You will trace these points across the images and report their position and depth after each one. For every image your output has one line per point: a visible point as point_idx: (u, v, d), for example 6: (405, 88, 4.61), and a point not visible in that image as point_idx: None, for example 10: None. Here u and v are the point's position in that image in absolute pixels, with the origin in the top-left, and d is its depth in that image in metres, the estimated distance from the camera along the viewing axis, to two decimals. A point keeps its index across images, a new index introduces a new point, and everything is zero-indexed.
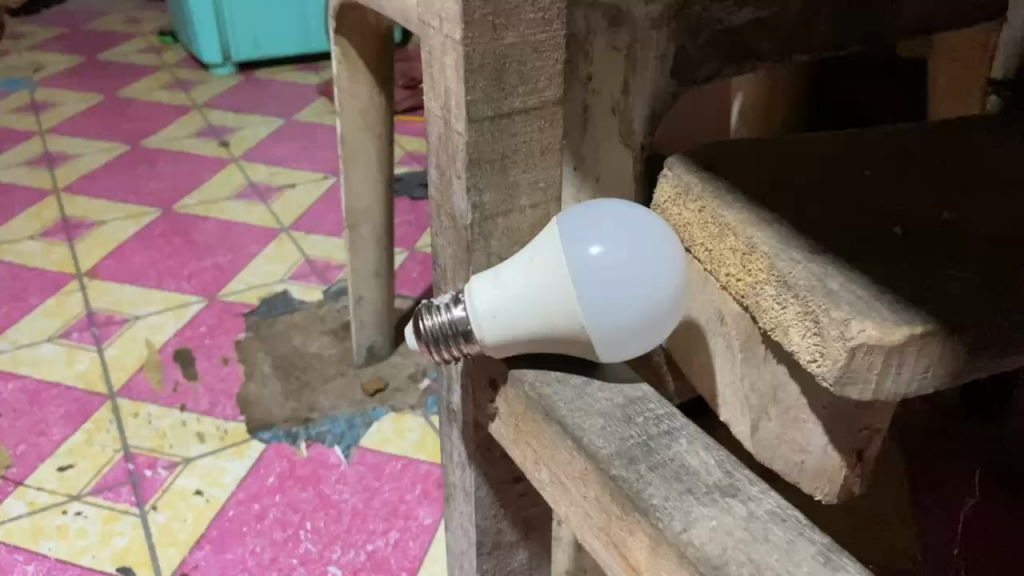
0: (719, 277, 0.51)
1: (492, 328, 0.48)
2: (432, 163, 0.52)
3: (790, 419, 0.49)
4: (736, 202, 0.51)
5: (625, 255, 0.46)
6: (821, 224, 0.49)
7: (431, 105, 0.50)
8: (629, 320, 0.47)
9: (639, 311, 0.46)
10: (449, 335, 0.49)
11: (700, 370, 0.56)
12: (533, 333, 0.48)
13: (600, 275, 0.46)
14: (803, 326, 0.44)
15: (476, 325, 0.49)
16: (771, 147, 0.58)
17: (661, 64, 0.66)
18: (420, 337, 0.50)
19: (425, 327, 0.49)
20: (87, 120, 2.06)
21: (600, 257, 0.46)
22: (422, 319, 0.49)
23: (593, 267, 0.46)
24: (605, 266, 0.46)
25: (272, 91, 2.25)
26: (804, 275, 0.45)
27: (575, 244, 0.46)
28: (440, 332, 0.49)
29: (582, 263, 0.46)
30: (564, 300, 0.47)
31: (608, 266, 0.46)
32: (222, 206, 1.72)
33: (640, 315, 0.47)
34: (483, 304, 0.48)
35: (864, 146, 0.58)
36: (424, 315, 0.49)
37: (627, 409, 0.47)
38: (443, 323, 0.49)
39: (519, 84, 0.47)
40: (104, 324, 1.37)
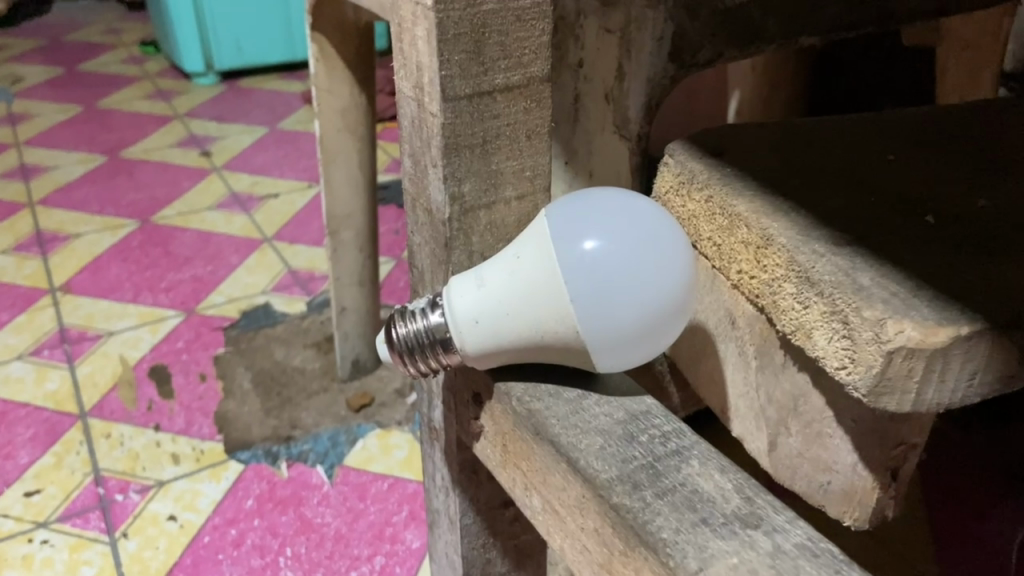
0: (730, 275, 0.45)
1: (474, 335, 0.42)
2: (405, 151, 0.46)
3: (813, 434, 0.43)
4: (747, 190, 0.45)
5: (624, 250, 0.40)
6: (842, 213, 0.44)
7: (402, 84, 0.45)
8: (631, 324, 0.41)
9: (641, 313, 0.41)
10: (425, 344, 0.43)
11: (709, 381, 0.51)
12: (521, 340, 0.43)
13: (597, 273, 0.40)
14: (829, 328, 0.39)
15: (456, 333, 0.43)
16: (783, 131, 0.52)
17: (659, 46, 0.60)
18: (392, 347, 0.44)
19: (398, 335, 0.43)
20: (65, 131, 2.00)
21: (595, 252, 0.40)
22: (394, 327, 0.44)
23: (588, 264, 0.40)
24: (601, 262, 0.40)
25: (255, 99, 2.19)
26: (829, 268, 0.39)
27: (567, 238, 0.40)
28: (414, 341, 0.43)
29: (576, 259, 0.40)
30: (555, 301, 0.41)
31: (605, 262, 0.40)
32: (203, 216, 1.66)
33: (642, 319, 0.41)
34: (465, 308, 0.42)
35: (885, 130, 0.52)
36: (397, 322, 0.44)
37: (629, 426, 0.41)
38: (418, 330, 0.43)
39: (500, 57, 0.41)
40: (77, 340, 1.30)
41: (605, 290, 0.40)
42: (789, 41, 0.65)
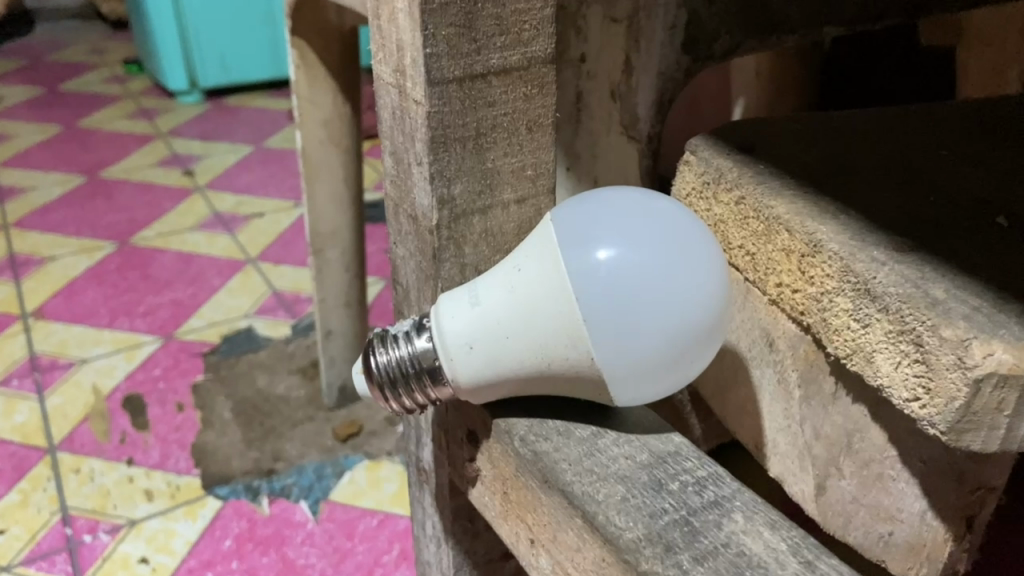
0: (767, 289, 0.39)
1: (466, 363, 0.36)
2: (386, 149, 0.40)
3: (872, 476, 0.36)
4: (784, 188, 0.38)
5: (646, 261, 0.33)
6: (899, 216, 0.37)
7: (380, 69, 0.38)
8: (657, 351, 0.34)
9: (668, 337, 0.34)
10: (409, 375, 0.37)
11: (738, 413, 0.44)
12: (524, 368, 0.36)
13: (613, 288, 0.33)
14: (895, 350, 0.32)
15: (447, 362, 0.36)
16: (819, 123, 0.45)
17: (670, 35, 0.55)
18: (371, 379, 0.37)
19: (377, 365, 0.37)
20: (44, 151, 1.93)
21: (612, 263, 0.33)
22: (373, 356, 0.37)
23: (602, 277, 0.33)
24: (618, 275, 0.33)
25: (241, 117, 2.13)
26: (895, 278, 0.33)
27: (578, 247, 0.34)
28: (396, 372, 0.37)
29: (588, 271, 0.33)
30: (564, 323, 0.34)
31: (623, 275, 0.33)
32: (184, 237, 1.59)
33: (669, 344, 0.34)
34: (456, 331, 0.36)
35: (936, 122, 0.46)
36: (376, 349, 0.37)
37: (655, 471, 0.34)
38: (401, 359, 0.36)
39: (495, 33, 0.35)
40: (47, 368, 1.23)
41: (624, 308, 0.33)
42: (814, 32, 0.59)
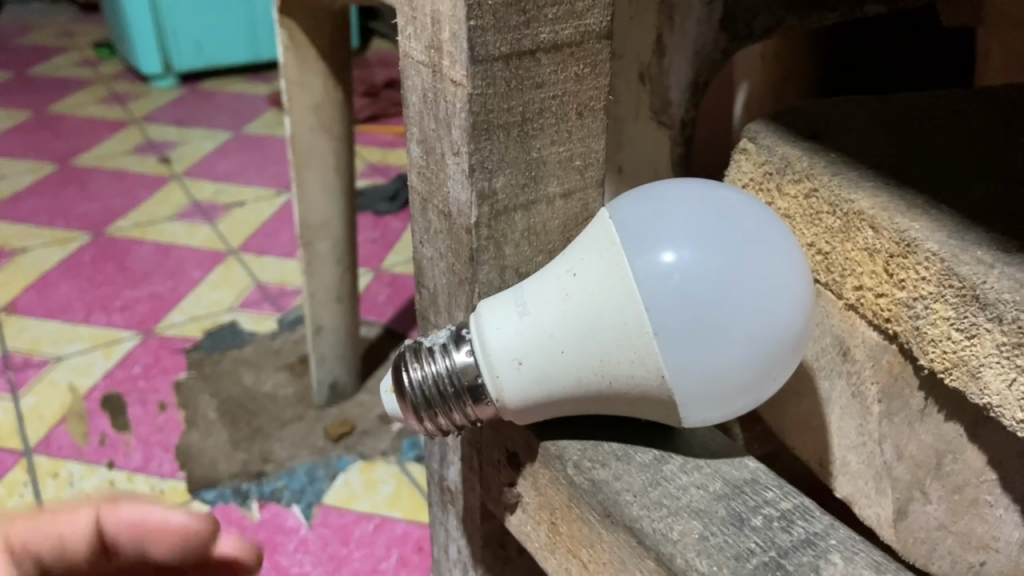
0: (847, 292, 0.35)
1: (516, 380, 0.31)
2: (413, 137, 0.35)
3: (965, 502, 0.33)
4: (862, 179, 0.34)
5: (724, 266, 0.29)
6: (993, 210, 0.33)
7: (409, 46, 0.33)
8: (736, 368, 0.30)
9: (749, 353, 0.30)
10: (448, 394, 0.32)
11: (801, 427, 0.40)
12: (583, 385, 0.32)
13: (688, 296, 0.29)
14: (1008, 365, 0.28)
15: (492, 380, 0.32)
16: (883, 105, 0.41)
17: (709, 11, 0.50)
18: (404, 400, 0.32)
19: (411, 384, 0.32)
20: (12, 138, 1.85)
21: (685, 267, 0.29)
22: (406, 372, 0.32)
23: (673, 285, 0.29)
24: (692, 282, 0.29)
25: (219, 102, 2.05)
26: (1006, 282, 0.29)
27: (646, 249, 0.30)
28: (433, 391, 0.32)
29: (656, 278, 0.29)
30: (629, 335, 0.30)
31: (698, 281, 0.29)
32: (162, 228, 1.52)
33: (752, 359, 0.30)
34: (502, 343, 0.31)
35: (1005, 106, 0.42)
36: (410, 364, 0.32)
37: (733, 502, 0.30)
38: (439, 376, 0.32)
39: (546, 4, 0.31)
40: (21, 367, 1.16)
41: (701, 320, 0.29)
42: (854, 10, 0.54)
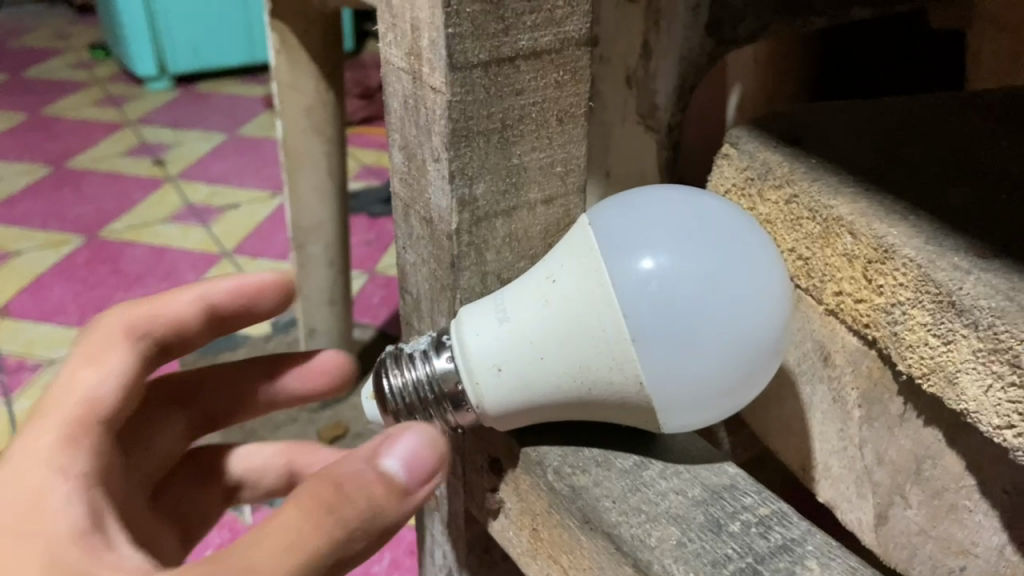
0: (827, 298, 0.35)
1: (497, 387, 0.31)
2: (395, 143, 0.36)
3: (944, 507, 0.33)
4: (843, 185, 0.35)
5: (701, 272, 0.29)
6: (972, 216, 0.33)
7: (390, 52, 0.34)
8: (715, 373, 0.30)
9: (725, 360, 0.30)
10: (429, 402, 0.33)
11: (785, 431, 0.40)
12: (563, 392, 0.32)
13: (666, 302, 0.29)
14: (984, 371, 0.28)
15: (471, 387, 0.32)
16: (867, 110, 0.41)
17: (695, 16, 0.49)
18: (385, 405, 0.33)
19: (391, 392, 0.33)
20: (7, 141, 1.85)
21: (663, 273, 0.29)
22: (386, 380, 0.33)
23: (651, 291, 0.29)
24: (671, 288, 0.29)
25: (214, 104, 2.06)
26: (982, 289, 0.29)
27: (625, 255, 0.30)
28: (413, 399, 0.33)
29: (634, 284, 0.29)
30: (610, 340, 0.30)
31: (676, 287, 0.29)
32: (156, 230, 1.52)
33: (728, 365, 0.30)
34: (482, 349, 0.31)
35: (989, 113, 0.42)
36: (389, 373, 0.33)
37: (711, 508, 0.30)
38: (418, 385, 0.32)
39: (525, 12, 0.31)
40: (14, 370, 1.16)
41: (679, 326, 0.29)
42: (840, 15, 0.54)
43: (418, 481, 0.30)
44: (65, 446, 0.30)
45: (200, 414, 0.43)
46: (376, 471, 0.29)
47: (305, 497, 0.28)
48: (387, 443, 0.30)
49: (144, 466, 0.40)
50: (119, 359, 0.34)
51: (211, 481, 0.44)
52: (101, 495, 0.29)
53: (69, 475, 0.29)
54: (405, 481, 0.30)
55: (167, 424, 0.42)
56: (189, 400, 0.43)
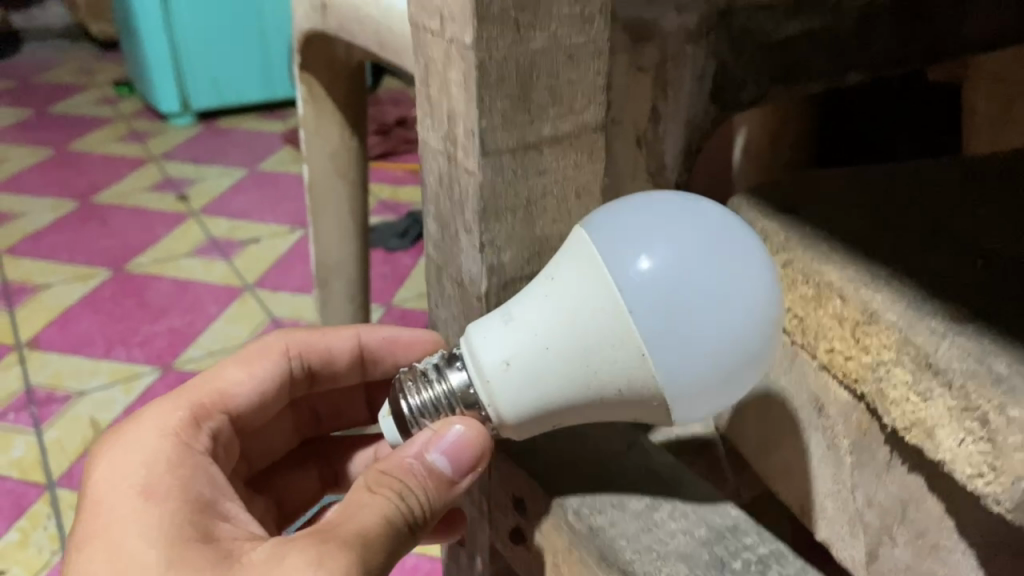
0: (819, 354, 0.39)
1: (504, 382, 0.35)
2: (430, 215, 0.40)
3: (927, 547, 0.36)
4: (834, 253, 0.38)
5: (688, 267, 0.33)
6: (950, 283, 0.37)
7: (428, 135, 0.38)
8: (712, 359, 0.33)
9: (710, 351, 0.33)
10: (441, 413, 0.37)
11: (784, 471, 0.43)
12: (566, 389, 0.35)
13: (662, 296, 0.32)
14: (958, 427, 0.32)
15: (484, 393, 0.36)
16: (855, 180, 0.45)
17: (699, 84, 0.53)
18: (406, 422, 0.38)
19: (410, 409, 0.38)
20: (35, 176, 1.91)
21: (655, 270, 0.32)
22: (406, 399, 0.38)
23: (648, 286, 0.32)
24: (663, 283, 0.32)
25: (234, 139, 2.11)
26: (957, 354, 0.32)
27: (620, 257, 0.33)
28: (429, 412, 0.37)
29: (632, 282, 0.33)
30: (612, 326, 0.33)
31: (669, 282, 0.32)
32: (179, 263, 1.57)
33: (715, 353, 0.33)
34: (491, 352, 0.35)
35: (968, 180, 0.46)
36: (409, 393, 0.38)
37: (715, 548, 0.34)
38: (433, 401, 0.37)
39: (549, 104, 0.35)
40: (44, 402, 1.21)
41: (676, 319, 0.32)
42: (837, 79, 0.59)
43: (462, 470, 0.38)
44: (188, 429, 0.45)
45: (304, 410, 0.57)
46: (426, 465, 0.38)
47: (376, 485, 0.38)
48: (437, 437, 0.37)
49: (258, 454, 0.55)
50: (260, 372, 0.50)
51: (312, 467, 0.58)
52: (211, 471, 0.43)
53: (192, 452, 0.44)
54: (450, 472, 0.37)
55: (280, 421, 0.56)
56: (298, 401, 0.57)
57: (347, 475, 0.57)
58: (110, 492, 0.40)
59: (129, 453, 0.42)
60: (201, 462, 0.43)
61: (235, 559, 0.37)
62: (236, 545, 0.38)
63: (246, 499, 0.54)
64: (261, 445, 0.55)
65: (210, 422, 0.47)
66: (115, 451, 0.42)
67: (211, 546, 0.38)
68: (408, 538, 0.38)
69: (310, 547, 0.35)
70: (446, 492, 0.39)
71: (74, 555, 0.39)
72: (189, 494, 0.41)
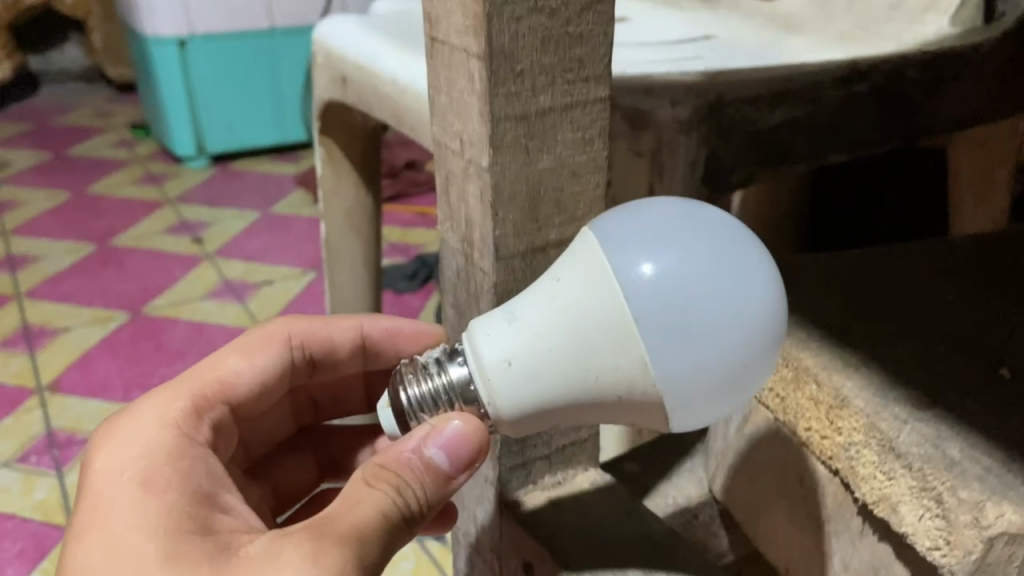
0: (798, 430, 0.43)
1: (507, 382, 0.35)
2: (450, 304, 0.44)
3: None
4: (811, 341, 0.43)
5: (693, 271, 0.33)
6: (915, 368, 0.41)
7: (447, 236, 0.42)
8: (717, 361, 0.33)
9: (715, 353, 0.33)
10: (440, 404, 0.38)
11: (771, 532, 0.47)
12: (568, 388, 0.35)
13: (665, 299, 0.32)
14: (918, 504, 0.36)
15: (484, 387, 0.36)
16: (834, 267, 0.50)
17: (692, 170, 0.57)
18: (405, 412, 0.38)
19: (409, 400, 0.38)
20: (53, 219, 1.97)
21: (658, 273, 0.33)
22: (404, 389, 0.38)
23: (651, 289, 0.33)
24: (666, 287, 0.32)
25: (247, 182, 2.17)
26: (916, 439, 0.36)
27: (623, 260, 0.33)
28: (428, 403, 0.38)
29: (635, 284, 0.33)
30: (615, 327, 0.33)
31: (672, 285, 0.32)
32: (194, 306, 1.62)
33: (720, 356, 0.33)
34: (493, 351, 0.35)
35: (939, 266, 0.50)
36: (409, 385, 0.38)
37: None
38: (434, 392, 0.38)
39: (555, 213, 0.39)
40: (66, 445, 1.25)
41: (679, 321, 0.33)
42: (819, 160, 0.65)
43: (460, 467, 0.38)
44: (189, 420, 0.46)
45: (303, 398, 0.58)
46: (423, 460, 0.38)
47: (373, 480, 0.39)
48: (435, 431, 0.37)
49: (255, 439, 0.57)
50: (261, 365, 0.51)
51: (308, 454, 0.60)
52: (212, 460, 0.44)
53: (191, 442, 0.44)
54: (447, 467, 0.38)
55: (278, 407, 0.57)
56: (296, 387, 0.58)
57: (346, 463, 0.59)
58: (109, 484, 0.41)
59: (128, 445, 0.43)
60: (201, 453, 0.44)
61: (233, 552, 0.37)
62: (234, 538, 0.39)
63: (243, 487, 0.55)
64: (260, 433, 0.57)
65: (210, 414, 0.47)
66: (114, 442, 0.43)
67: (208, 539, 0.38)
68: (405, 532, 0.39)
69: (306, 544, 0.36)
70: (443, 488, 0.39)
71: (72, 546, 0.40)
72: (188, 485, 0.41)
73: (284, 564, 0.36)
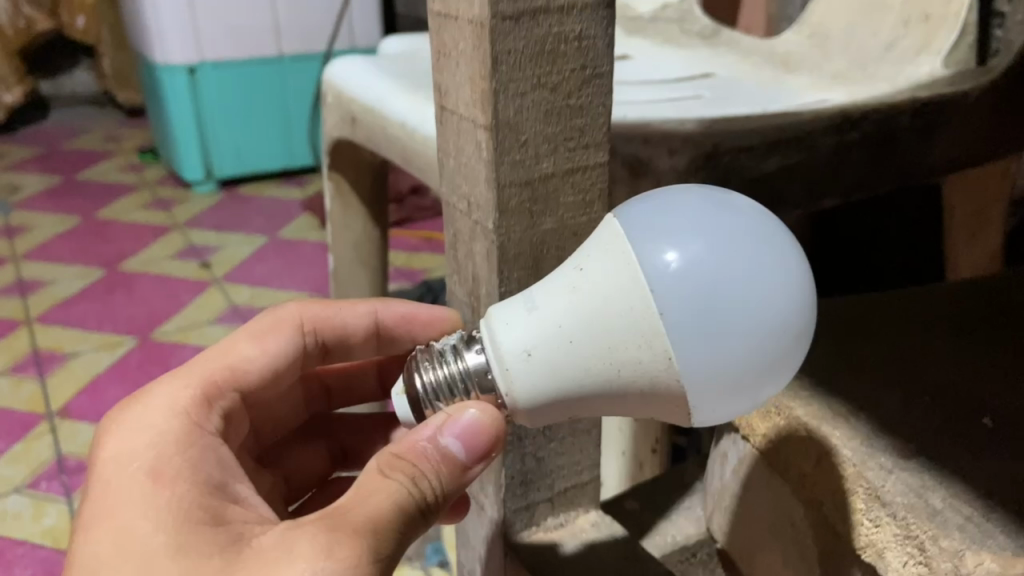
0: (792, 476, 0.45)
1: (525, 373, 0.35)
2: None
3: None
4: (802, 392, 0.45)
5: (718, 261, 0.32)
6: (901, 416, 0.43)
7: (455, 289, 0.45)
8: (742, 353, 0.33)
9: (739, 345, 0.33)
10: (454, 391, 0.38)
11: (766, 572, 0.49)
12: (587, 380, 0.35)
13: (689, 289, 0.32)
14: (902, 551, 0.38)
15: (502, 376, 0.36)
16: (826, 315, 0.52)
17: None
18: (418, 397, 0.39)
19: (424, 385, 0.38)
20: (63, 244, 2.00)
21: (683, 263, 0.32)
22: (419, 375, 0.39)
23: (676, 279, 0.32)
24: (691, 277, 0.32)
25: (254, 206, 2.20)
26: (901, 487, 0.38)
27: (648, 249, 0.33)
28: (442, 390, 0.38)
29: (659, 273, 0.32)
30: (635, 320, 0.33)
31: (698, 275, 0.32)
32: (201, 330, 1.64)
33: (745, 349, 0.33)
34: (513, 340, 0.35)
35: (926, 312, 0.52)
36: (424, 370, 0.39)
37: None
38: (449, 379, 0.38)
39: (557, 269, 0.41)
40: (76, 470, 1.27)
41: (705, 311, 0.32)
42: (814, 204, 0.67)
43: (475, 455, 0.39)
44: (199, 409, 0.47)
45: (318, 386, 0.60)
46: (439, 449, 0.39)
47: (388, 469, 0.39)
48: (451, 420, 0.38)
49: (269, 427, 0.58)
50: (274, 347, 0.53)
51: (321, 444, 0.62)
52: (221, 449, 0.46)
53: (200, 431, 0.46)
54: (462, 456, 0.39)
55: (293, 394, 0.59)
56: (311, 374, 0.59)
57: (357, 453, 0.62)
58: (119, 473, 0.42)
59: (139, 434, 0.44)
60: (211, 441, 0.46)
61: (244, 543, 0.39)
62: (246, 530, 0.40)
63: (254, 474, 0.56)
64: (273, 423, 0.58)
65: (220, 402, 0.49)
66: (126, 429, 0.45)
67: (220, 528, 0.40)
68: (421, 521, 0.40)
69: (320, 536, 0.37)
70: (458, 477, 0.40)
71: (84, 532, 0.41)
72: (198, 476, 0.43)
73: (297, 555, 0.36)
